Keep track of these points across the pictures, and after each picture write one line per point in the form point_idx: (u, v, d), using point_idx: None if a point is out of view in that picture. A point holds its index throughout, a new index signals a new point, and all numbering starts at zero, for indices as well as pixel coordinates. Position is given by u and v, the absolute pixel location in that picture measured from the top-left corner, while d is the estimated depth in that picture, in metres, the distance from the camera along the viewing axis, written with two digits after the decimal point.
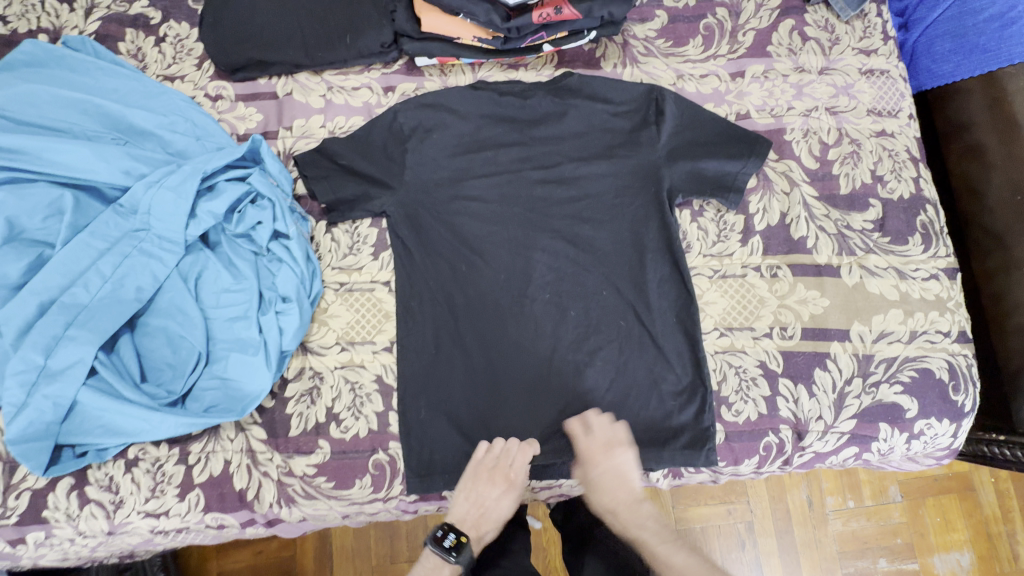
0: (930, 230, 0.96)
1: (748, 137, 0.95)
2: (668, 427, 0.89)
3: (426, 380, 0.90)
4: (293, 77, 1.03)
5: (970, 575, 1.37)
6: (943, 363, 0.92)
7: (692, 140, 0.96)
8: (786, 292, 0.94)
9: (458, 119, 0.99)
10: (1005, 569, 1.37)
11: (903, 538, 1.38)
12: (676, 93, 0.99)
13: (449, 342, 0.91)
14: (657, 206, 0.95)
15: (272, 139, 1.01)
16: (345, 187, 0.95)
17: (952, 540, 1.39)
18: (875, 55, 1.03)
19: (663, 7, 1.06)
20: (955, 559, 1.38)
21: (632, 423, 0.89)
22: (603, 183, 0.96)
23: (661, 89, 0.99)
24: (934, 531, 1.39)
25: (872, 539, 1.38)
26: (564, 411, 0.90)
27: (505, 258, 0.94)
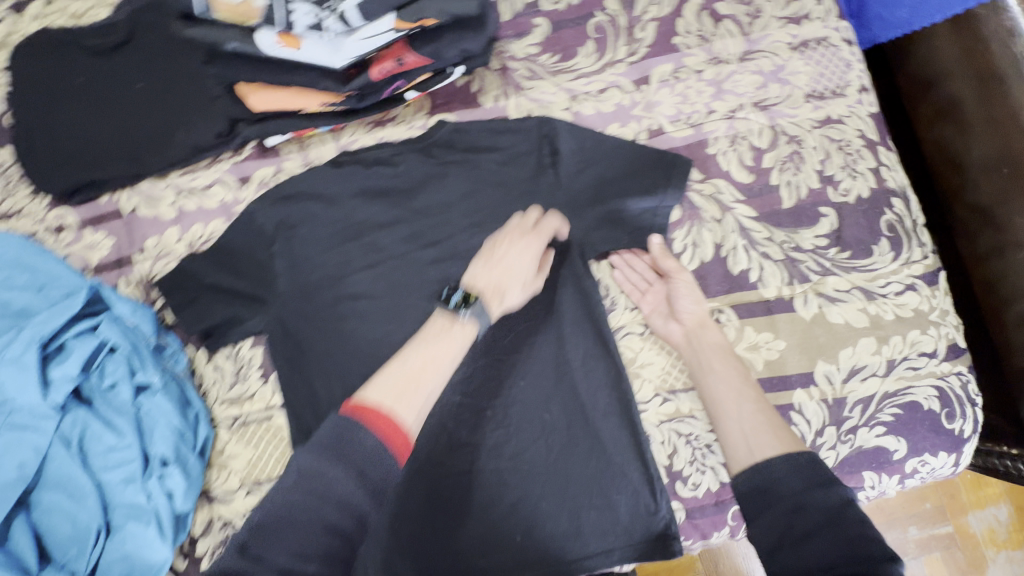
0: (899, 230, 0.80)
1: (659, 160, 0.81)
2: (616, 530, 0.79)
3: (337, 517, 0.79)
4: (135, 187, 0.89)
5: (1012, 531, 1.19)
6: (932, 391, 0.78)
7: (598, 178, 0.82)
8: (732, 339, 0.79)
9: (326, 205, 0.85)
10: None
11: (932, 501, 1.20)
12: (572, 123, 0.83)
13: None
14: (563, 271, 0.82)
15: (128, 267, 0.89)
16: (214, 311, 0.84)
17: (986, 495, 1.21)
18: (807, 22, 0.84)
19: (542, 12, 0.87)
20: (992, 514, 1.20)
21: (574, 526, 0.79)
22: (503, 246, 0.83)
23: (553, 122, 0.84)
24: (966, 489, 1.21)
25: (897, 507, 1.20)
26: (497, 528, 0.80)
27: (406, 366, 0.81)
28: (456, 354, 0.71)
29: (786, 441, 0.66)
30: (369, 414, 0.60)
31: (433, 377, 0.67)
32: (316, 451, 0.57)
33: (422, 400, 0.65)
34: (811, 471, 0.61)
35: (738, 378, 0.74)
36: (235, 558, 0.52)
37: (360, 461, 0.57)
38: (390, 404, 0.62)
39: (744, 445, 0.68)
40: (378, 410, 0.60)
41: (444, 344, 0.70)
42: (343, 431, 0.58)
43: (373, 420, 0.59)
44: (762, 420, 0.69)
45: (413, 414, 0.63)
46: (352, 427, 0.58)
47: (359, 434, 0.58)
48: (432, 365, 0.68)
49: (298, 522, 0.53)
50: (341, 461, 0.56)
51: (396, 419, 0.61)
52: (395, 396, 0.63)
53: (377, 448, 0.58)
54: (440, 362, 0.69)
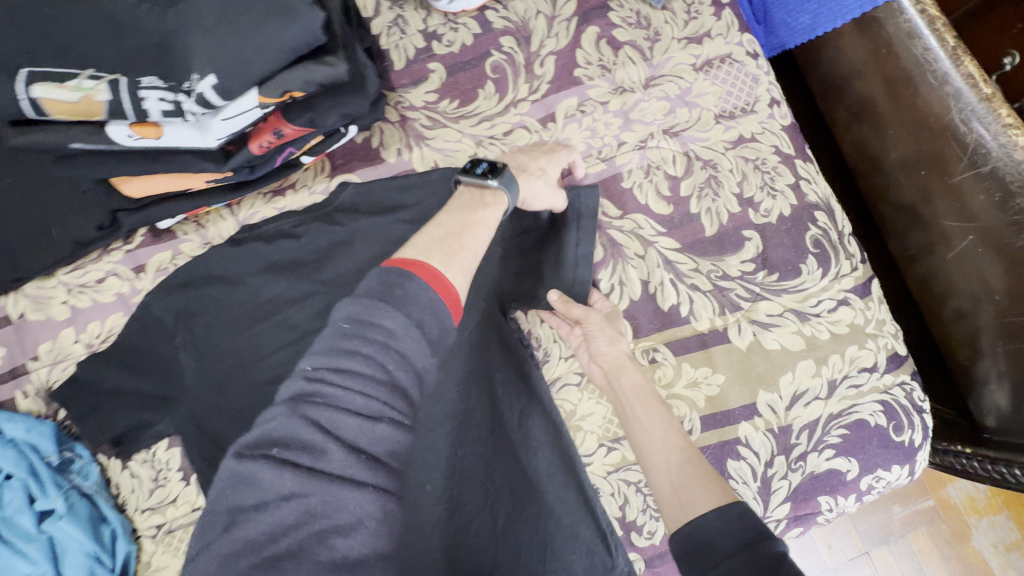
0: (825, 244, 0.78)
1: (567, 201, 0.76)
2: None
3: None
4: (21, 291, 0.83)
5: (991, 495, 1.16)
6: (876, 406, 0.76)
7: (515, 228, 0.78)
8: (671, 378, 0.76)
9: (231, 286, 0.80)
10: None
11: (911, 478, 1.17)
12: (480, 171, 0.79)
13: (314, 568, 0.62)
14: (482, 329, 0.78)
15: (23, 377, 0.82)
16: (118, 418, 0.78)
17: None
18: (708, 40, 0.81)
19: (436, 57, 0.83)
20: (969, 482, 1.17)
21: None
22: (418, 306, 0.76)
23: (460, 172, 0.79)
24: None
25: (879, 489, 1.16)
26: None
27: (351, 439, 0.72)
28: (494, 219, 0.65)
29: (717, 491, 0.55)
30: (421, 270, 0.51)
31: (471, 240, 0.59)
32: (364, 298, 0.47)
33: (466, 265, 0.57)
34: (747, 524, 0.49)
35: (663, 421, 0.65)
36: (298, 411, 0.41)
37: (418, 316, 0.48)
38: (438, 264, 0.53)
39: (673, 499, 0.57)
40: (422, 268, 0.52)
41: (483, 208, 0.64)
42: (390, 284, 0.49)
43: (426, 277, 0.51)
44: (691, 465, 0.59)
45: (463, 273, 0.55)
46: (397, 276, 0.49)
47: (410, 284, 0.49)
48: (473, 225, 0.61)
49: (357, 368, 0.44)
50: (394, 312, 0.47)
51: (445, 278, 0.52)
52: (442, 257, 0.54)
53: (434, 302, 0.49)
54: (480, 226, 0.62)
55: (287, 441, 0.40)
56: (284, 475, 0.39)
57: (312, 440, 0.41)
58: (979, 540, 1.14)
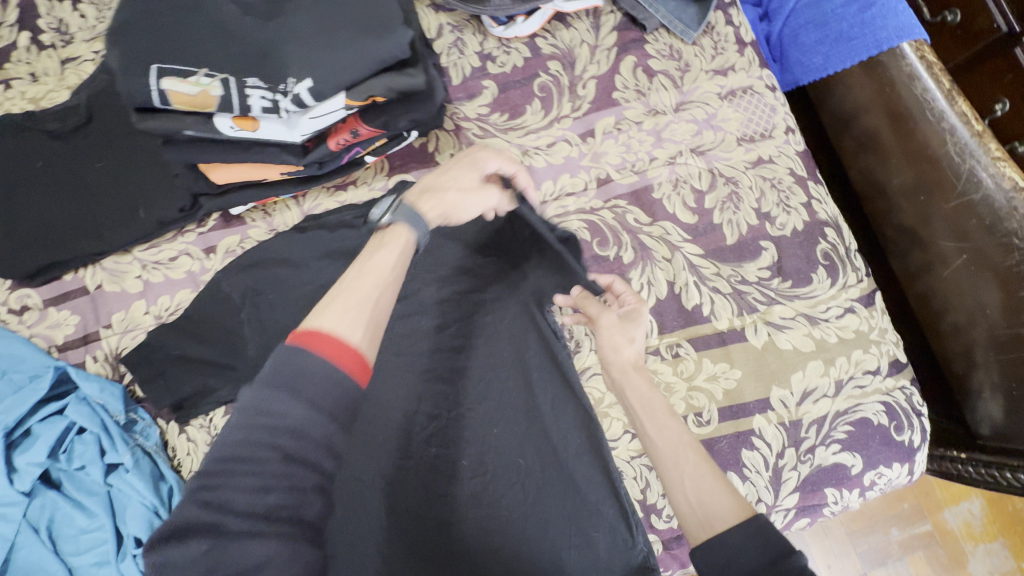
0: (834, 257, 0.86)
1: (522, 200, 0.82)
2: (614, 554, 0.79)
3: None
4: (99, 264, 0.90)
5: (987, 522, 1.21)
6: (879, 407, 0.83)
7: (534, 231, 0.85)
8: (692, 372, 0.84)
9: (295, 269, 0.87)
10: (1019, 506, 1.22)
11: (910, 501, 1.22)
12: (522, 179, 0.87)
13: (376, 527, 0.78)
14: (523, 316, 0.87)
15: (94, 343, 0.89)
16: (184, 382, 0.85)
17: (958, 490, 1.23)
18: (732, 73, 0.91)
19: (490, 75, 0.93)
20: (966, 508, 1.22)
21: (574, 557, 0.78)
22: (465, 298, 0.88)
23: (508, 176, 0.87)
24: (940, 486, 1.23)
25: (879, 511, 1.22)
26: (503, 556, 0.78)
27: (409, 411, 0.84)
28: (405, 258, 0.65)
29: (735, 506, 0.61)
30: (317, 339, 0.52)
31: (374, 289, 0.59)
32: (267, 387, 0.49)
33: (369, 318, 0.57)
34: (766, 543, 0.55)
35: (679, 435, 0.71)
36: (194, 500, 0.45)
37: (318, 397, 0.49)
38: (336, 326, 0.53)
39: (693, 513, 0.63)
40: (325, 334, 0.52)
41: (388, 255, 0.63)
42: (292, 368, 0.50)
43: (323, 346, 0.51)
44: (707, 480, 0.65)
45: (361, 330, 0.54)
46: (291, 356, 0.50)
47: (302, 363, 0.50)
48: (371, 274, 0.60)
49: (250, 456, 0.47)
50: (295, 397, 0.49)
51: (338, 338, 0.52)
52: (339, 317, 0.54)
53: (334, 377, 0.50)
54: (385, 274, 0.61)
55: (190, 530, 0.45)
56: (189, 547, 0.44)
57: (209, 522, 0.45)
58: (975, 566, 1.19)
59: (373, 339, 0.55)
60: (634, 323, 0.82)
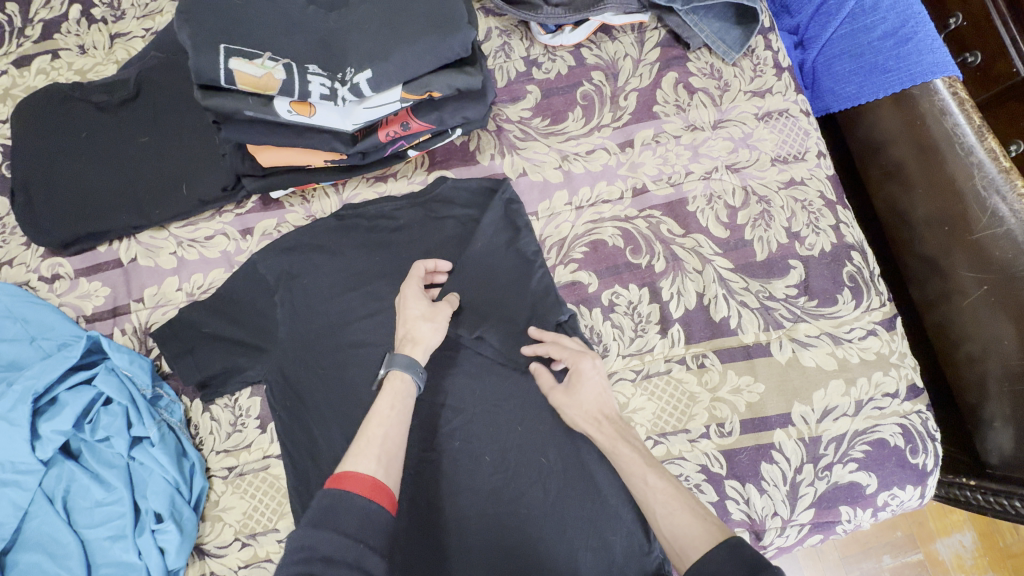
0: (859, 280, 0.88)
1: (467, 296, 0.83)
2: (631, 563, 0.78)
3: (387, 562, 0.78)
4: (135, 238, 0.91)
5: (978, 556, 1.22)
6: (896, 429, 0.85)
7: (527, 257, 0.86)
8: (717, 383, 0.85)
9: (330, 256, 0.88)
10: (1010, 542, 1.23)
11: (902, 530, 1.24)
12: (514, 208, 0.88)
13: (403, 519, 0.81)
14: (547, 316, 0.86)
15: (124, 316, 0.89)
16: (213, 360, 0.85)
17: (950, 521, 1.24)
18: (770, 95, 0.94)
19: (534, 80, 0.95)
20: (958, 540, 1.23)
21: (592, 561, 0.78)
22: (485, 295, 0.86)
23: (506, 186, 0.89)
24: (931, 516, 1.24)
25: (872, 537, 1.23)
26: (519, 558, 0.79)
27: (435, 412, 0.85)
28: (406, 403, 0.72)
29: (706, 538, 0.60)
30: (343, 482, 0.60)
31: (380, 428, 0.68)
32: (303, 527, 0.56)
33: (382, 449, 0.65)
34: (743, 557, 0.56)
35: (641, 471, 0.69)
36: None
37: (350, 527, 0.57)
38: (355, 465, 0.62)
39: (672, 551, 0.62)
40: (349, 478, 0.60)
41: (390, 400, 0.71)
42: (325, 509, 0.57)
43: (349, 485, 0.60)
44: (680, 514, 0.64)
45: (374, 460, 0.63)
46: (328, 502, 0.58)
47: (336, 505, 0.58)
48: (375, 421, 0.68)
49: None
50: (331, 532, 0.56)
51: (360, 474, 0.61)
52: (355, 458, 0.63)
53: (364, 508, 0.58)
54: (388, 415, 0.70)
55: None
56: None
57: None
58: None
59: (388, 466, 0.64)
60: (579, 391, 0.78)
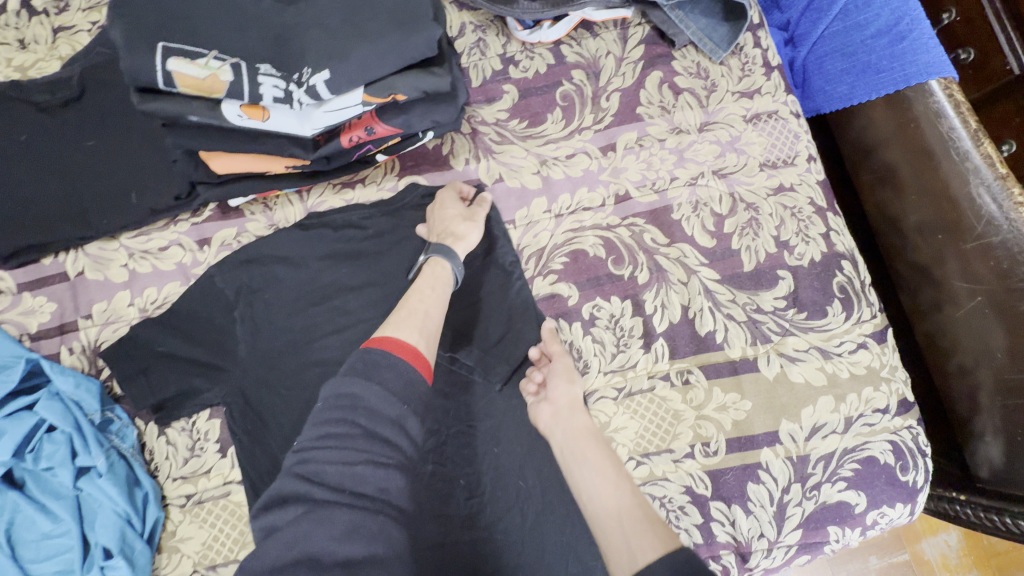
0: (850, 291, 0.85)
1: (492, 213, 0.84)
2: None
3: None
4: (82, 249, 0.85)
5: (963, 555, 1.20)
6: (886, 445, 0.82)
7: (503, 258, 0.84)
8: (702, 401, 0.81)
9: (293, 268, 0.83)
10: (995, 540, 1.21)
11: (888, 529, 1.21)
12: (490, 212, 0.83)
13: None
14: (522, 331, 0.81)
15: (71, 334, 0.83)
16: (167, 382, 0.80)
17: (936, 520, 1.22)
18: (758, 96, 0.89)
19: (511, 80, 0.89)
20: (943, 540, 1.21)
21: None
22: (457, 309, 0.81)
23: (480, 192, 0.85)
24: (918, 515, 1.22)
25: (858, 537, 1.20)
26: None
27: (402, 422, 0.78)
28: (444, 288, 0.75)
29: (665, 538, 0.59)
30: (387, 342, 0.62)
31: (422, 307, 0.70)
32: (345, 377, 0.57)
33: (420, 326, 0.67)
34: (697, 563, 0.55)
35: (612, 467, 0.70)
36: (292, 473, 0.52)
37: (393, 383, 0.58)
38: (396, 332, 0.64)
39: (624, 545, 0.61)
40: (392, 341, 0.62)
41: (430, 283, 0.74)
42: (368, 362, 0.59)
43: (393, 346, 0.62)
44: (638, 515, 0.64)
45: (415, 332, 0.65)
46: (373, 354, 0.60)
47: (381, 360, 0.59)
48: (416, 297, 0.71)
49: (336, 433, 0.54)
50: (372, 382, 0.57)
51: (402, 340, 0.63)
52: (397, 326, 0.65)
53: (405, 371, 0.60)
54: (428, 295, 0.73)
55: (290, 498, 0.51)
56: (288, 510, 0.50)
57: (302, 490, 0.51)
58: None
59: (427, 340, 0.66)
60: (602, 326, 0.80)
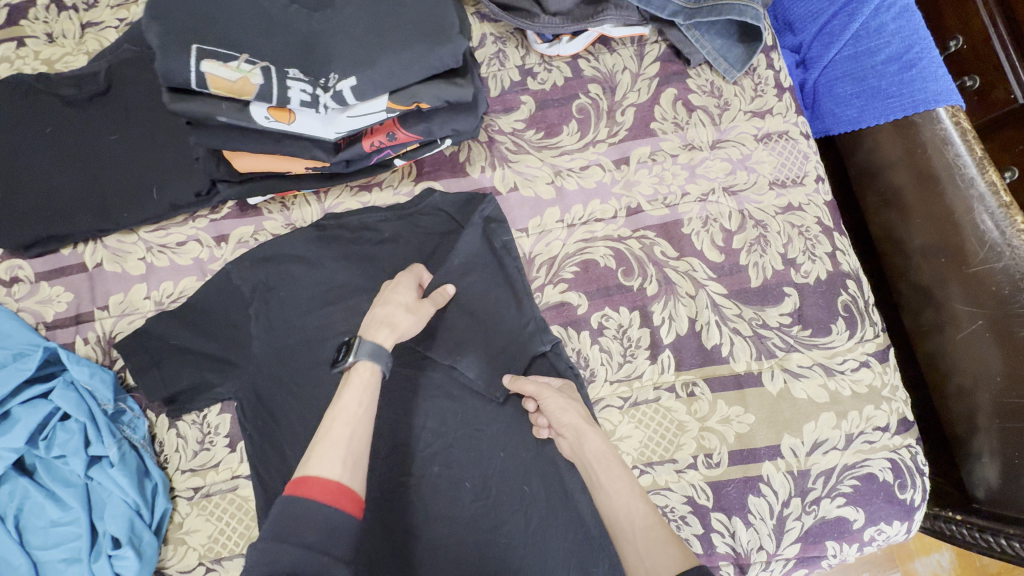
0: (854, 310, 0.86)
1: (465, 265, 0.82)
2: None
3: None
4: (101, 241, 0.86)
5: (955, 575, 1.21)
6: (886, 463, 0.83)
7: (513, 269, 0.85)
8: (706, 413, 0.83)
9: (308, 268, 0.84)
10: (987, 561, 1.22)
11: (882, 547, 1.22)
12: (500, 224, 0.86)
13: (378, 547, 0.78)
14: (532, 340, 0.82)
15: (87, 324, 0.84)
16: (181, 375, 0.81)
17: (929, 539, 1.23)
18: (770, 116, 0.91)
19: (529, 91, 0.91)
20: (936, 559, 1.22)
21: None
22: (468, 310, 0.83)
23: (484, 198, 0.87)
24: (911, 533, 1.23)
25: None
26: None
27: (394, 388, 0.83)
28: (373, 394, 0.67)
29: (680, 558, 0.60)
30: (307, 487, 0.56)
31: (348, 428, 0.63)
32: (264, 535, 0.53)
33: (347, 450, 0.61)
34: None
35: (624, 482, 0.69)
36: None
37: (313, 536, 0.53)
38: (319, 468, 0.58)
39: (640, 566, 0.61)
40: (313, 481, 0.57)
41: (357, 394, 0.66)
42: (287, 516, 0.54)
43: (315, 490, 0.56)
44: (656, 531, 0.63)
45: (339, 464, 0.59)
46: (292, 509, 0.55)
47: (299, 513, 0.54)
48: (342, 415, 0.64)
49: None
50: (290, 544, 0.53)
51: (323, 479, 0.57)
52: (318, 460, 0.59)
53: (326, 519, 0.55)
54: (353, 412, 0.65)
55: None
56: None
57: None
58: None
59: (354, 468, 0.60)
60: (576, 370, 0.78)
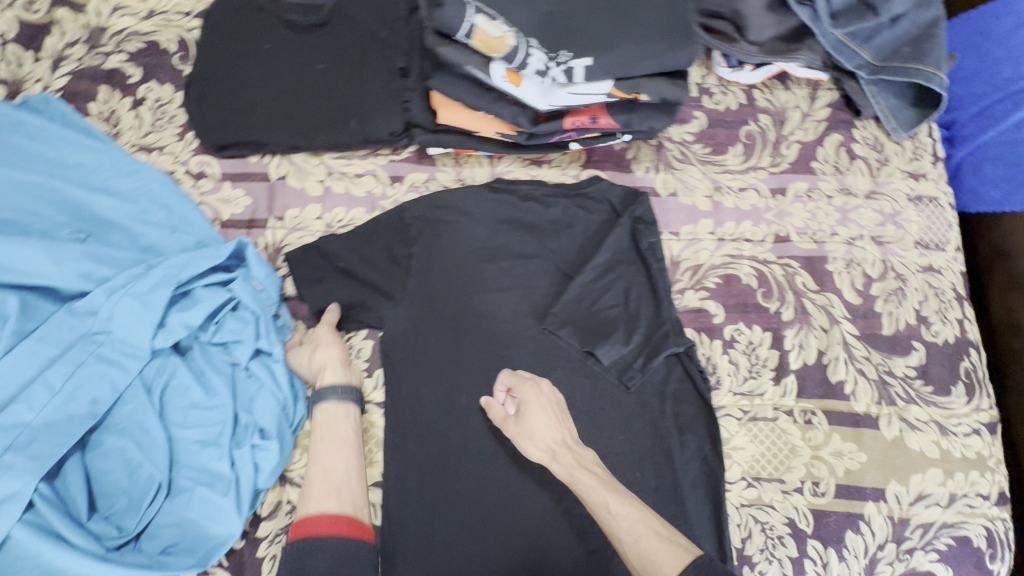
0: (974, 378, 0.90)
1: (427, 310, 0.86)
2: None
3: (457, 527, 0.78)
4: (288, 157, 0.92)
5: None
6: (982, 530, 0.85)
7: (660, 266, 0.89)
8: (819, 442, 0.86)
9: (472, 223, 0.89)
10: None
11: None
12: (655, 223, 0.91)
13: (481, 503, 0.79)
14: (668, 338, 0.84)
15: (259, 230, 0.89)
16: (342, 294, 0.86)
17: None
18: (923, 180, 0.96)
19: (704, 108, 0.97)
20: None
21: None
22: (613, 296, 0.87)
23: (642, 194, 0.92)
24: None
25: None
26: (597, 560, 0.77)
27: (496, 361, 0.84)
28: (343, 436, 0.79)
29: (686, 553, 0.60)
30: (308, 527, 0.70)
31: (319, 473, 0.75)
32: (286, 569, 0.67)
33: (335, 488, 0.74)
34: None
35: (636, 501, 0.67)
36: None
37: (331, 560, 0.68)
38: (318, 507, 0.72)
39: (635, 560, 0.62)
40: (314, 520, 0.70)
41: (324, 450, 0.77)
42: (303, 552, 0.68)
43: (316, 527, 0.70)
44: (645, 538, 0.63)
45: (327, 501, 0.72)
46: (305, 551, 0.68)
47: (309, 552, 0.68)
48: (318, 474, 0.75)
49: None
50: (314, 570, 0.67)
51: (320, 518, 0.71)
52: (312, 507, 0.72)
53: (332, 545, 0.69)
54: (323, 467, 0.76)
55: None
56: None
57: None
58: None
59: (342, 498, 0.73)
60: (528, 419, 0.74)
